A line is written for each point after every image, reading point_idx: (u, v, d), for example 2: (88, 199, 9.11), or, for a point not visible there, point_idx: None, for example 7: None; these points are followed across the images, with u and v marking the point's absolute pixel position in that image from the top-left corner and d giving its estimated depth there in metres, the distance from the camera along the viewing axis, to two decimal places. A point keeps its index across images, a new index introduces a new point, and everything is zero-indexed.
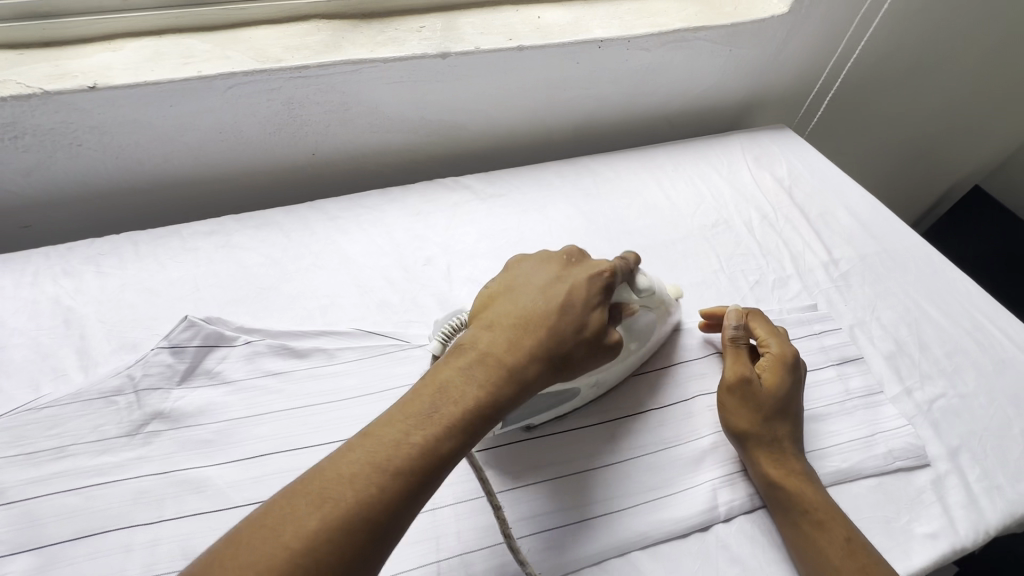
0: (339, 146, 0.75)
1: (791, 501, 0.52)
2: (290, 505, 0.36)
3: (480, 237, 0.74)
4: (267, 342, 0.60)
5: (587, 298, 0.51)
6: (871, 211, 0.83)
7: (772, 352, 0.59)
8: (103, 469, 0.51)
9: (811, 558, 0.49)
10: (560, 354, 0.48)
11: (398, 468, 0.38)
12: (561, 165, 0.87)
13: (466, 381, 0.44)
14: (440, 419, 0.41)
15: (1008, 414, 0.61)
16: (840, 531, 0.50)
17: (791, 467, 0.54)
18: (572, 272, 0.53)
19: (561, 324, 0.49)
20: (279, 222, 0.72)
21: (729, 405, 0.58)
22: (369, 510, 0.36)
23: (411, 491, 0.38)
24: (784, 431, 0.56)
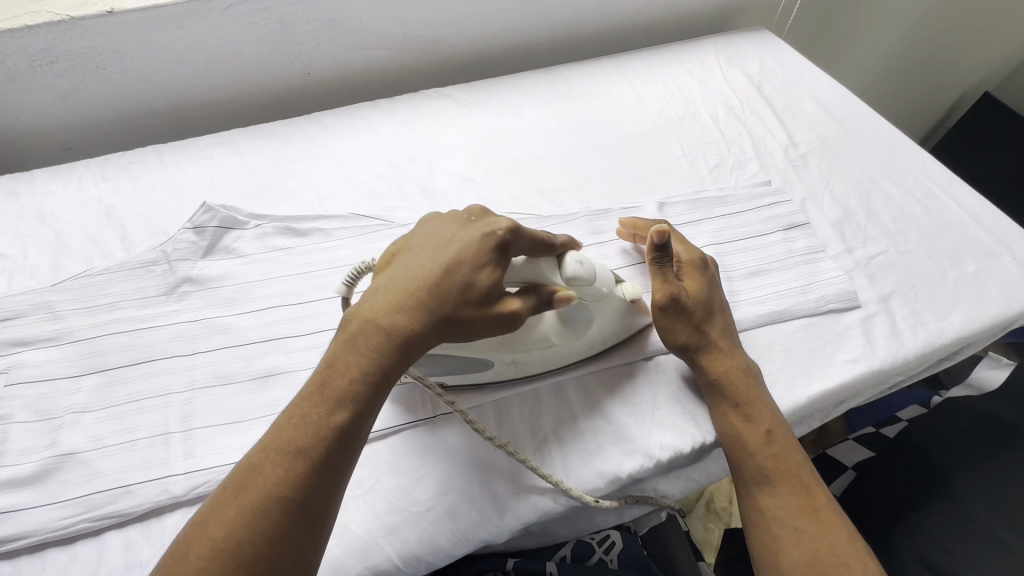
0: (330, 65, 0.86)
1: (727, 393, 0.53)
2: (218, 505, 0.39)
3: (460, 137, 0.80)
4: (273, 225, 0.68)
5: (472, 251, 0.45)
6: (841, 102, 0.87)
7: (682, 259, 0.59)
8: (146, 317, 0.60)
9: (733, 447, 0.52)
10: (451, 315, 0.44)
11: (299, 450, 0.40)
12: (539, 75, 0.91)
13: (352, 356, 0.43)
14: (333, 397, 0.42)
15: (944, 265, 0.67)
16: (762, 424, 0.52)
17: (729, 369, 0.54)
18: (468, 230, 0.47)
19: (448, 287, 0.44)
20: (281, 132, 0.81)
21: (667, 322, 0.56)
22: (279, 493, 0.39)
23: (316, 466, 0.40)
24: (717, 331, 0.56)
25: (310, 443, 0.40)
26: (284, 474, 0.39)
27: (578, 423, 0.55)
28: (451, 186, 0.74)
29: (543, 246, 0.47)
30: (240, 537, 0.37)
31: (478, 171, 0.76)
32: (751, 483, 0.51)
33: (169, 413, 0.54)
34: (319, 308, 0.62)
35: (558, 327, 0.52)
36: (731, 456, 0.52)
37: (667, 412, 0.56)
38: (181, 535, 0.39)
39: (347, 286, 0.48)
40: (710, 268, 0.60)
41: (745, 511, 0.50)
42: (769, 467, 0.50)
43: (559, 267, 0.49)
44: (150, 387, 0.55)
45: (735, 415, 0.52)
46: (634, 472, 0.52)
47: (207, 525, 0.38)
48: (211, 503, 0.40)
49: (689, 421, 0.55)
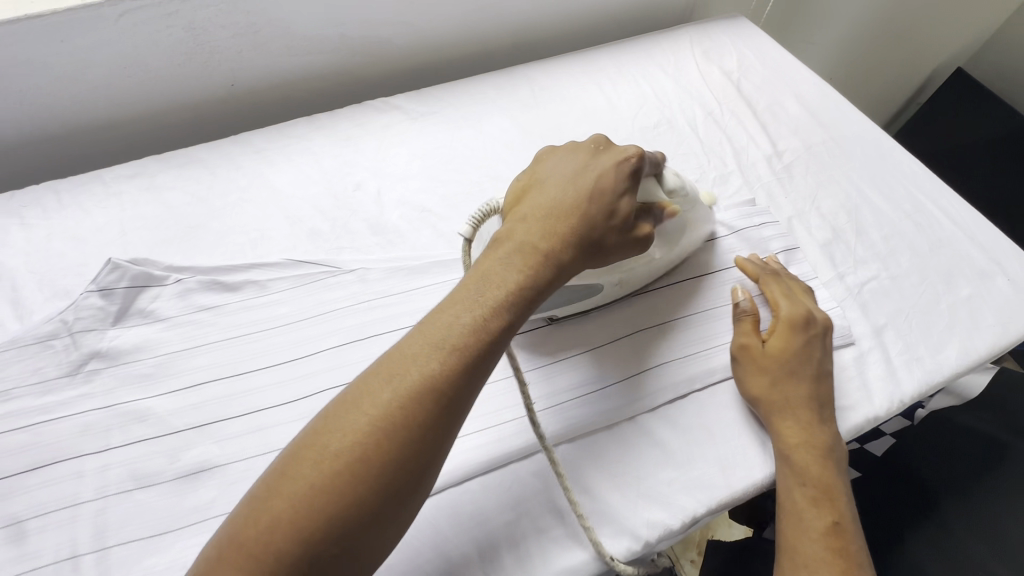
0: (257, 75, 0.75)
1: (800, 469, 0.49)
2: (367, 384, 0.38)
3: (412, 157, 0.71)
4: (198, 278, 0.59)
5: (615, 185, 0.48)
6: (824, 100, 0.81)
7: (783, 312, 0.55)
8: (47, 407, 0.51)
9: (793, 527, 0.48)
10: (594, 239, 0.47)
11: (456, 346, 0.39)
12: (498, 78, 0.82)
13: (506, 269, 0.43)
14: (489, 300, 0.42)
15: (938, 290, 0.62)
16: (829, 513, 0.48)
17: (804, 440, 0.50)
18: (599, 159, 0.50)
19: (592, 210, 0.47)
20: (204, 159, 0.70)
21: (744, 377, 0.54)
22: (434, 385, 0.38)
23: (470, 367, 0.39)
24: (793, 392, 0.52)
25: (465, 342, 0.39)
26: (440, 367, 0.38)
27: (558, 501, 0.49)
28: (403, 219, 0.66)
29: (654, 167, 0.52)
30: (395, 419, 0.36)
31: (433, 199, 0.68)
32: (802, 569, 0.45)
33: (79, 530, 0.46)
34: (255, 381, 0.54)
35: (660, 241, 0.56)
36: (788, 538, 0.47)
37: (655, 481, 0.50)
38: (319, 416, 0.37)
39: (471, 228, 0.49)
40: (815, 328, 0.55)
41: None
42: (825, 556, 0.45)
43: (662, 183, 0.53)
44: (54, 498, 0.47)
45: (805, 491, 0.48)
46: (620, 556, 0.47)
47: (358, 407, 0.37)
48: (359, 382, 0.39)
49: (679, 493, 0.50)
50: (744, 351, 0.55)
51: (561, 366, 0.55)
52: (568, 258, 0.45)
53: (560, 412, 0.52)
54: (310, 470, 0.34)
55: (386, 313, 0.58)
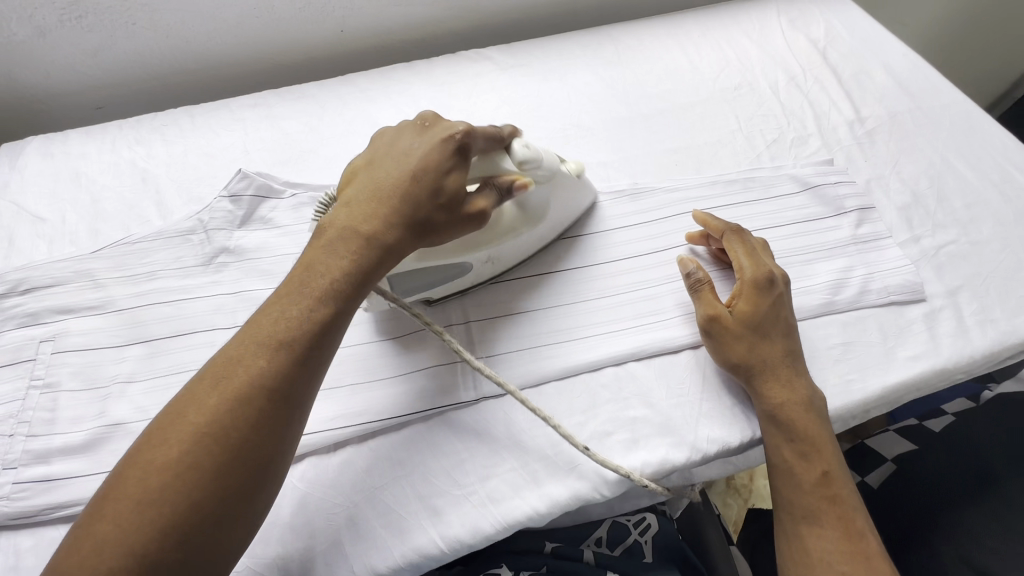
0: (365, 22, 0.81)
1: (787, 427, 0.50)
2: (191, 394, 0.38)
3: (501, 104, 0.76)
4: (310, 194, 0.66)
5: (437, 162, 0.47)
6: (915, 71, 0.80)
7: (747, 275, 0.55)
8: (186, 288, 0.59)
9: (786, 482, 0.50)
10: (421, 219, 0.46)
11: (282, 340, 0.40)
12: (583, 36, 0.85)
13: (332, 256, 0.44)
14: (315, 292, 0.42)
15: (1020, 258, 0.62)
16: (819, 463, 0.50)
17: (782, 399, 0.51)
18: (422, 137, 0.49)
19: (426, 196, 0.46)
20: (315, 95, 0.78)
21: (711, 344, 0.54)
22: (261, 379, 0.39)
23: (298, 356, 0.40)
24: (766, 354, 0.52)
25: (291, 334, 0.40)
26: (267, 363, 0.39)
27: (622, 411, 0.54)
28: None
29: (493, 141, 0.50)
30: (224, 422, 0.37)
31: None
32: (802, 521, 0.48)
33: None
34: None
35: (519, 214, 0.56)
36: (782, 491, 0.50)
37: (715, 404, 0.54)
38: (137, 442, 0.37)
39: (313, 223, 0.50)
40: (778, 287, 0.55)
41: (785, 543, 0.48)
42: (820, 505, 0.48)
43: (509, 154, 0.52)
44: (193, 359, 0.55)
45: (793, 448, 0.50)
46: (682, 464, 0.51)
47: (184, 417, 0.37)
48: (182, 396, 0.39)
49: (736, 415, 0.54)
50: (707, 319, 0.54)
51: (623, 298, 0.60)
52: (397, 239, 0.45)
53: (627, 334, 0.57)
54: (133, 486, 0.35)
55: None
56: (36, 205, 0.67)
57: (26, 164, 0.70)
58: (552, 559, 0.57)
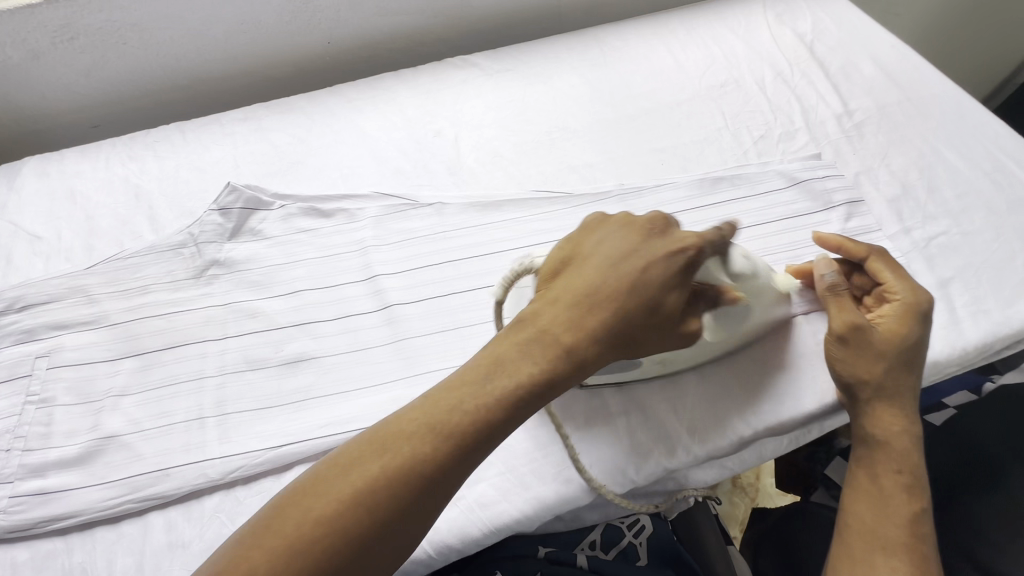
0: (351, 34, 0.82)
1: (893, 457, 0.50)
2: (360, 455, 0.38)
3: (486, 109, 0.77)
4: (298, 205, 0.67)
5: (665, 278, 0.44)
6: (903, 62, 0.80)
7: (907, 300, 0.52)
8: (177, 301, 0.60)
9: (868, 511, 0.49)
10: (625, 330, 0.44)
11: (454, 433, 0.39)
12: (569, 39, 0.86)
13: (523, 355, 0.42)
14: (496, 390, 0.40)
15: (1013, 247, 0.62)
16: (915, 501, 0.49)
17: (902, 434, 0.50)
18: (648, 244, 0.46)
19: (633, 313, 0.44)
20: (303, 107, 0.79)
21: (831, 353, 0.52)
22: (424, 469, 0.38)
23: (463, 459, 0.39)
24: (903, 391, 0.51)
25: (463, 429, 0.39)
26: (432, 452, 0.38)
27: (611, 414, 0.54)
28: (477, 162, 0.71)
29: (719, 248, 0.46)
30: (380, 492, 0.37)
31: (505, 145, 0.73)
32: (880, 549, 0.47)
33: (204, 397, 0.54)
34: (346, 293, 0.61)
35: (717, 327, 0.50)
36: (863, 515, 0.49)
37: (704, 403, 0.54)
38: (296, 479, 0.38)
39: (502, 289, 0.48)
40: (926, 321, 0.52)
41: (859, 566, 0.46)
42: (905, 540, 0.47)
43: (727, 263, 0.48)
44: (185, 371, 0.56)
45: (900, 485, 0.49)
46: (670, 467, 0.52)
47: (346, 476, 0.37)
48: (348, 447, 0.39)
49: (727, 416, 0.53)
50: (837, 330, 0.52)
51: None
52: (590, 353, 0.43)
53: None
54: (286, 526, 0.35)
55: (460, 244, 0.64)
56: (33, 224, 0.68)
57: (24, 184, 0.72)
58: (546, 565, 0.58)
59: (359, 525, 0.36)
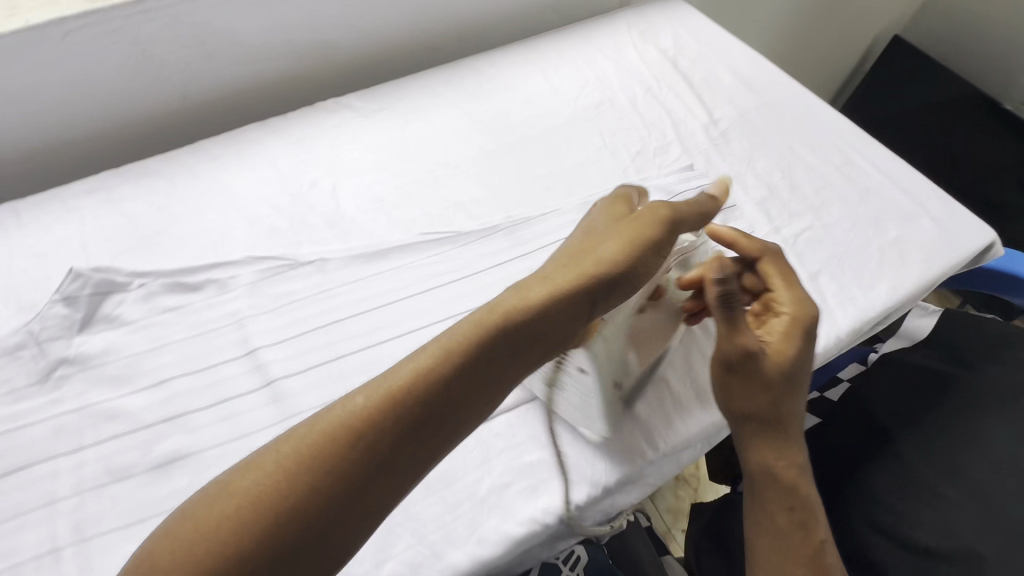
0: (209, 85, 0.77)
1: (784, 491, 0.51)
2: (360, 391, 0.39)
3: (365, 152, 0.74)
4: (160, 281, 0.61)
5: (649, 216, 0.50)
6: (756, 70, 0.86)
7: (787, 313, 0.53)
8: (17, 414, 0.52)
9: (768, 543, 0.51)
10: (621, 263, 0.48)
11: (455, 356, 0.40)
12: (444, 71, 0.85)
13: (529, 290, 0.45)
14: (502, 319, 0.43)
15: (866, 234, 0.67)
16: (813, 533, 0.50)
17: (789, 463, 0.51)
18: (623, 205, 0.53)
19: (614, 264, 0.47)
20: (161, 169, 0.72)
21: (721, 330, 0.50)
22: (420, 391, 0.39)
23: (462, 384, 0.40)
24: (790, 424, 0.52)
25: (461, 357, 0.41)
26: (433, 373, 0.39)
27: (520, 459, 0.52)
28: (359, 210, 0.68)
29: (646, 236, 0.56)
30: (380, 419, 0.37)
31: (387, 189, 0.70)
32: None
33: (58, 525, 0.47)
34: (222, 373, 0.56)
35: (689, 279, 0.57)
36: (765, 550, 0.51)
37: (610, 431, 0.53)
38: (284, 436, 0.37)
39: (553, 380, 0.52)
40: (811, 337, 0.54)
41: None
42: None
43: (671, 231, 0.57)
44: (31, 497, 0.48)
45: (789, 515, 0.51)
46: (581, 503, 0.51)
47: (339, 412, 0.37)
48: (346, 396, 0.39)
49: (633, 437, 0.54)
50: (729, 310, 0.50)
51: None
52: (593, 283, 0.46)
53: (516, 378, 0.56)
54: (284, 470, 0.35)
55: (346, 301, 0.61)
56: None
57: None
58: None
59: (348, 459, 0.36)
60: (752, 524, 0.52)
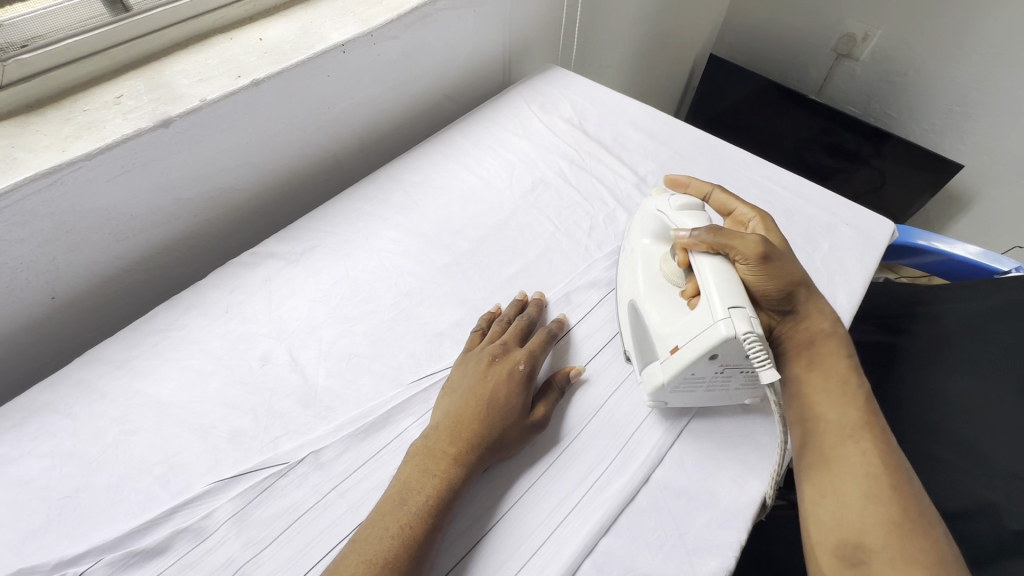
0: (82, 276, 0.62)
1: (818, 351, 0.56)
2: (369, 535, 0.45)
3: (312, 304, 0.64)
4: (105, 561, 0.46)
5: (525, 359, 0.57)
6: (655, 121, 0.92)
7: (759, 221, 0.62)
8: None
9: (821, 397, 0.53)
10: (513, 413, 0.53)
11: (435, 495, 0.48)
12: (364, 188, 0.78)
13: (446, 445, 0.51)
14: (441, 477, 0.49)
15: (807, 252, 0.74)
16: (858, 383, 0.54)
17: (820, 323, 0.57)
18: (505, 335, 0.60)
19: (497, 404, 0.53)
20: (48, 401, 0.55)
21: (727, 237, 0.54)
22: (407, 547, 0.45)
23: (433, 524, 0.47)
24: (814, 289, 0.58)
25: (440, 497, 0.48)
26: (413, 521, 0.46)
27: None
28: (332, 375, 0.58)
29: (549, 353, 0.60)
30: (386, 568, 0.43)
31: (356, 340, 0.61)
32: (847, 437, 0.50)
33: None
34: None
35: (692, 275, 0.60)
36: (823, 403, 0.53)
37: (695, 533, 0.50)
38: None
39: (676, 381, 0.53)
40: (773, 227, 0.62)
41: (830, 459, 0.49)
42: (860, 420, 0.51)
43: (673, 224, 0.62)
44: None
45: (847, 365, 0.54)
46: None
47: (349, 561, 0.44)
48: (357, 538, 0.46)
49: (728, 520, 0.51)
50: (722, 228, 0.55)
51: (554, 470, 0.54)
52: (494, 434, 0.52)
53: (582, 509, 0.51)
54: None
55: (363, 493, 0.51)
56: None
57: None
58: None
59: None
60: (804, 388, 0.55)
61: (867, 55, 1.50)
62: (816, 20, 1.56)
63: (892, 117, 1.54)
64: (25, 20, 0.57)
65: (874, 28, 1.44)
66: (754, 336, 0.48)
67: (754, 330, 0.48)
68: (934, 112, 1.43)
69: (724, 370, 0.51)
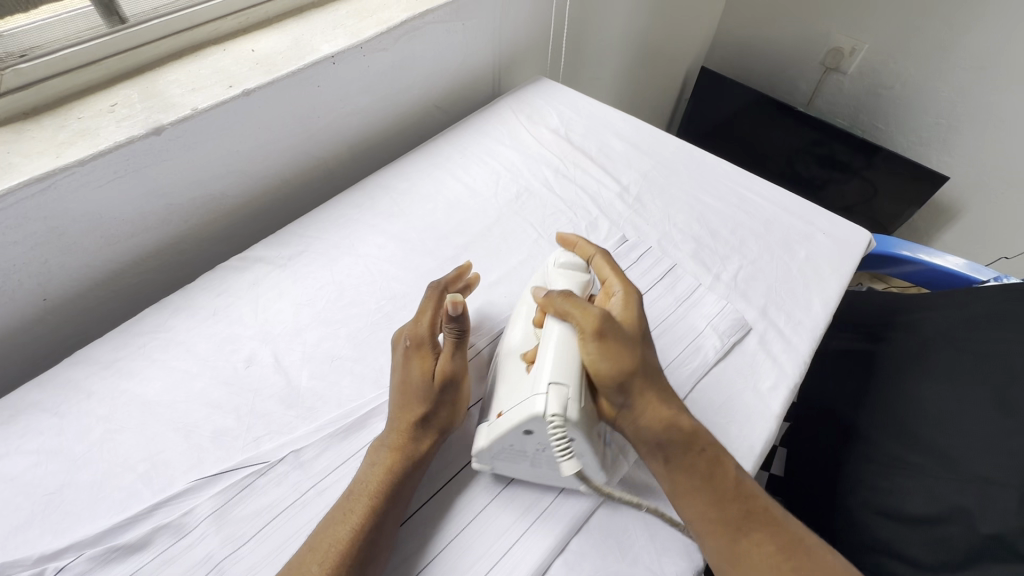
0: (73, 279, 0.64)
1: (672, 446, 0.52)
2: (334, 525, 0.47)
3: (298, 308, 0.66)
4: (86, 555, 0.47)
5: (414, 333, 0.56)
6: (640, 132, 0.94)
7: (619, 292, 0.59)
8: None
9: (689, 499, 0.50)
10: (419, 391, 0.53)
11: (383, 483, 0.49)
12: (353, 195, 0.80)
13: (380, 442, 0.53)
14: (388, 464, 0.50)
15: (784, 260, 0.76)
16: (723, 476, 0.51)
17: (668, 413, 0.53)
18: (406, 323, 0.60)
19: (405, 391, 0.54)
20: (36, 400, 0.56)
21: (572, 307, 0.53)
22: (363, 535, 0.46)
23: (386, 507, 0.48)
24: (650, 377, 0.54)
25: (388, 482, 0.49)
26: (372, 510, 0.47)
27: None
28: (315, 377, 0.60)
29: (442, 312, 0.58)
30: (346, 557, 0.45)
31: (340, 343, 0.63)
32: (736, 534, 0.48)
33: None
34: None
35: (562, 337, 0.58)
36: (692, 505, 0.50)
37: (665, 533, 0.51)
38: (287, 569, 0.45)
39: (493, 452, 0.51)
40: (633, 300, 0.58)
41: (732, 566, 0.47)
42: (741, 516, 0.49)
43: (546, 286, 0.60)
44: None
45: (705, 458, 0.51)
46: None
47: (319, 551, 0.45)
48: (326, 527, 0.47)
49: None
50: (575, 298, 0.54)
51: None
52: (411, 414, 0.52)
53: (554, 509, 0.52)
54: None
55: (342, 492, 0.52)
56: None
57: None
58: None
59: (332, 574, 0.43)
60: (675, 491, 0.51)
61: (854, 69, 1.53)
62: (804, 35, 1.59)
63: (879, 130, 1.56)
64: (24, 31, 0.59)
65: (860, 43, 1.48)
66: (560, 420, 0.47)
67: (564, 414, 0.47)
68: (920, 125, 1.46)
69: (543, 446, 0.49)
